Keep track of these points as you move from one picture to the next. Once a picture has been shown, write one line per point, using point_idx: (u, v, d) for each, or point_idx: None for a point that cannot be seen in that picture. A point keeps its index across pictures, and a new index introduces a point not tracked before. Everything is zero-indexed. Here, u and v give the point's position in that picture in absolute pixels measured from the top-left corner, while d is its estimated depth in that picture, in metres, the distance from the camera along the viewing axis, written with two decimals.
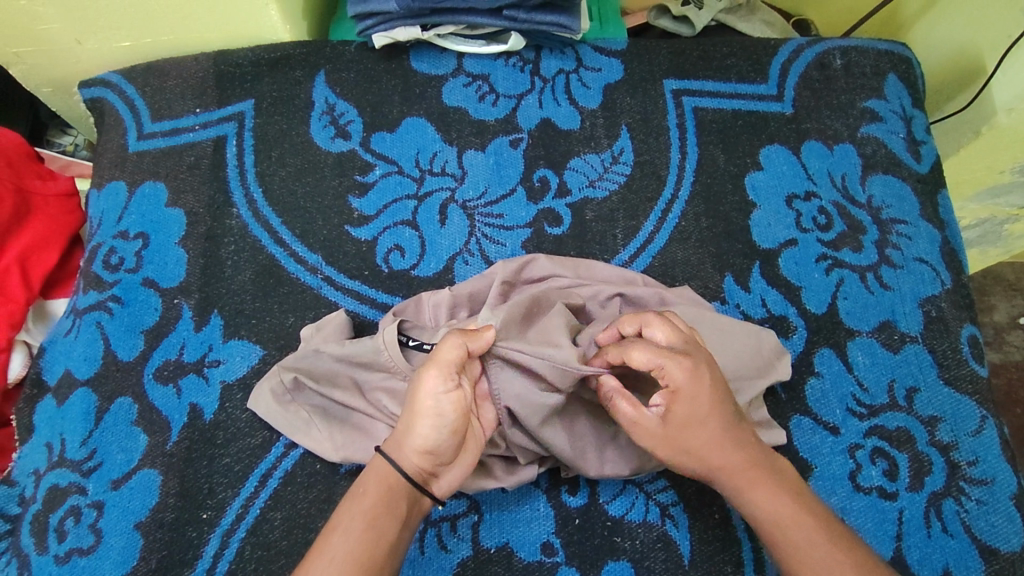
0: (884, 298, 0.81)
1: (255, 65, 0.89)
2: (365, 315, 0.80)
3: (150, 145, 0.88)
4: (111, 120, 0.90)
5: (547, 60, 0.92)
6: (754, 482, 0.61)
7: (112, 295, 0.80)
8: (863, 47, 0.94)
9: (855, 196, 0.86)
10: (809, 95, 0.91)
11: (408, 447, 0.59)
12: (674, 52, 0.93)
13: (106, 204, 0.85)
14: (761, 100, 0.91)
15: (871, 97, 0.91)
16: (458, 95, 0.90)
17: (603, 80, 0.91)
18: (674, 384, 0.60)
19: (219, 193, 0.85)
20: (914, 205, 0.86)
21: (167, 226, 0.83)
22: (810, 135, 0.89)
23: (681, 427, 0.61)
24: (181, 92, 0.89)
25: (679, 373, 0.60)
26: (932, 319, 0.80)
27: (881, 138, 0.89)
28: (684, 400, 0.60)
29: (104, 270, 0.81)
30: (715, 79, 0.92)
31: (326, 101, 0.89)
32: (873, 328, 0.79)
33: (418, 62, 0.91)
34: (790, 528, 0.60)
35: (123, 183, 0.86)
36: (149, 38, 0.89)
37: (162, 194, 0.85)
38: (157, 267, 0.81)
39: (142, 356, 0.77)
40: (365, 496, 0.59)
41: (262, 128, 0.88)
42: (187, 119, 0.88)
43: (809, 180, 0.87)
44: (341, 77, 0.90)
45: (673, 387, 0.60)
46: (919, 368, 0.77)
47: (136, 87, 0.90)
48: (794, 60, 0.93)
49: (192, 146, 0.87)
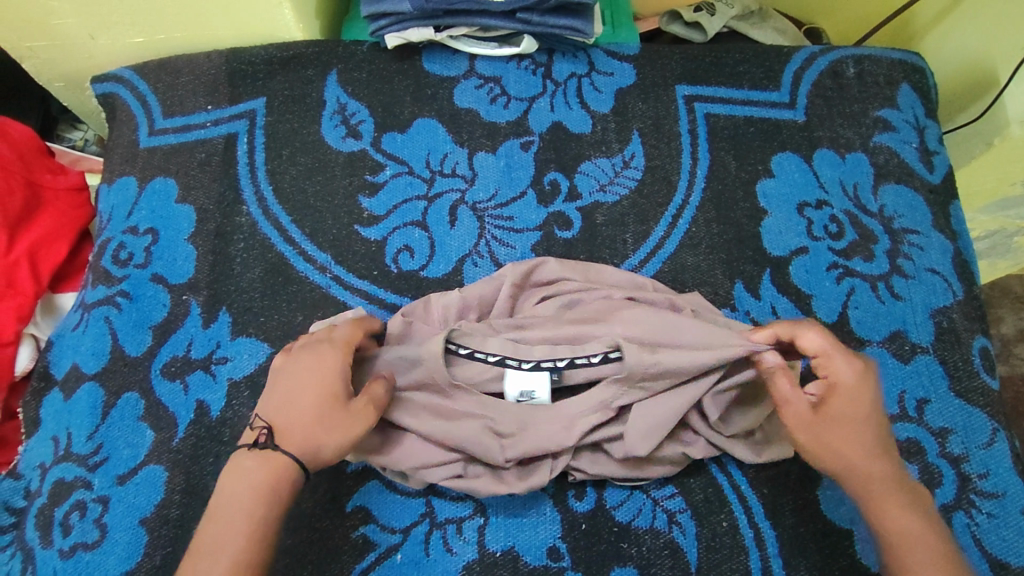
0: (894, 308, 0.80)
1: (268, 63, 0.89)
2: (373, 315, 0.79)
3: (161, 141, 0.88)
4: (123, 116, 0.90)
5: (559, 63, 0.92)
6: (892, 498, 0.60)
7: (121, 290, 0.80)
8: (876, 56, 0.94)
9: (866, 205, 0.86)
10: (821, 103, 0.91)
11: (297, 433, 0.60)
12: (686, 58, 0.93)
13: (116, 199, 0.85)
14: (774, 107, 0.91)
15: (884, 106, 0.91)
16: (470, 97, 0.90)
17: (615, 85, 0.91)
18: (837, 377, 0.62)
19: (229, 190, 0.85)
20: (926, 215, 0.86)
21: (177, 222, 0.83)
22: (822, 143, 0.89)
23: (836, 423, 0.61)
24: (193, 89, 0.89)
25: (846, 368, 0.62)
26: (943, 330, 0.79)
27: (893, 147, 0.89)
28: (842, 395, 0.62)
29: (114, 265, 0.81)
30: (727, 86, 0.92)
31: (338, 100, 0.89)
32: (883, 338, 0.79)
33: (431, 63, 0.91)
34: (924, 549, 0.58)
35: (134, 178, 0.86)
36: (163, 34, 0.89)
37: (173, 189, 0.85)
38: (166, 263, 0.81)
39: (150, 352, 0.77)
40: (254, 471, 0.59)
41: (273, 126, 0.88)
42: (198, 116, 0.89)
43: (821, 189, 0.87)
44: (353, 77, 0.90)
45: (833, 378, 0.62)
46: (930, 380, 0.77)
47: (148, 83, 0.91)
48: (807, 67, 0.93)
49: (203, 143, 0.87)
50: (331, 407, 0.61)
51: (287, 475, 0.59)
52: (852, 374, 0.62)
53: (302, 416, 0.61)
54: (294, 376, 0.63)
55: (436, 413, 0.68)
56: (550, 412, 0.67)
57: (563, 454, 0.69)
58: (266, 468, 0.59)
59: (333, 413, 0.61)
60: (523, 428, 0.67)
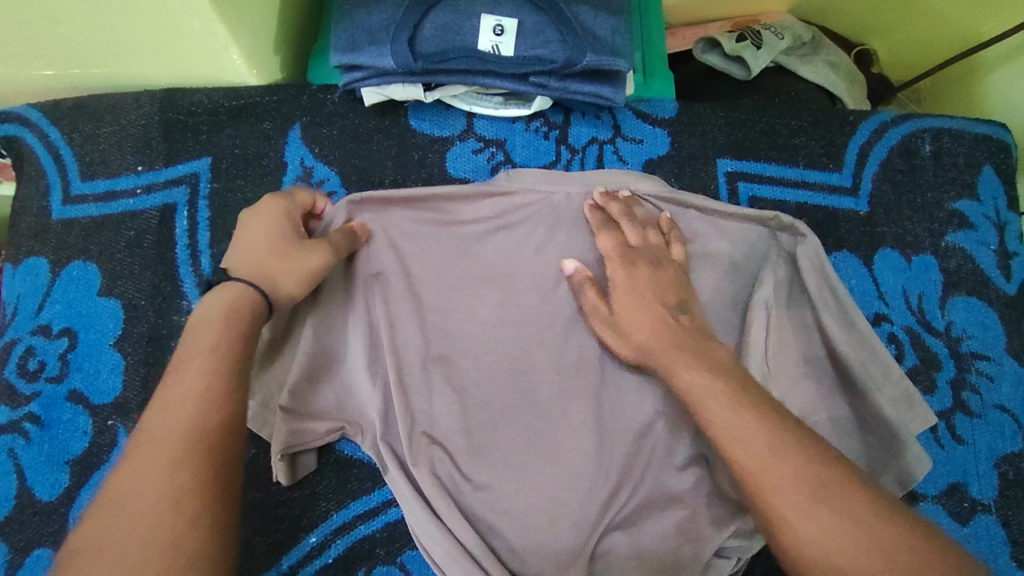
0: (955, 455, 0.69)
1: (213, 113, 0.71)
2: (342, 450, 0.66)
3: (81, 211, 0.70)
4: (31, 172, 0.72)
5: (577, 126, 0.74)
6: (684, 370, 0.55)
7: (29, 412, 0.65)
8: (957, 130, 0.78)
9: (932, 322, 0.73)
10: (889, 189, 0.76)
11: (255, 255, 0.57)
12: (732, 123, 0.77)
13: (22, 287, 0.68)
14: (832, 193, 0.76)
15: (961, 196, 0.76)
16: (466, 164, 0.73)
17: (644, 155, 0.75)
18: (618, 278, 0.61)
19: (166, 279, 0.69)
20: (999, 336, 0.73)
21: (101, 322, 0.67)
22: (886, 242, 0.75)
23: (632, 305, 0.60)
24: (118, 142, 0.71)
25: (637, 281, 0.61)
26: (1009, 483, 0.69)
27: (968, 250, 0.75)
28: (628, 292, 0.60)
29: (20, 378, 0.65)
30: (779, 162, 0.76)
31: (301, 163, 0.72)
32: (940, 493, 0.68)
33: (420, 120, 0.73)
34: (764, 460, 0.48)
35: (46, 259, 0.69)
36: (79, 68, 0.68)
37: (96, 277, 0.68)
38: (86, 377, 0.66)
39: (67, 497, 0.63)
40: (207, 333, 0.51)
41: (220, 196, 0.71)
42: (126, 179, 0.71)
43: (881, 300, 0.73)
44: (321, 133, 0.72)
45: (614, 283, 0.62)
46: (990, 547, 0.67)
47: (62, 130, 0.72)
48: (874, 142, 0.77)
49: (133, 215, 0.70)
50: (289, 245, 0.58)
51: (246, 308, 0.54)
52: (633, 275, 0.61)
53: (277, 245, 0.57)
54: (252, 228, 0.58)
55: (468, 382, 0.63)
56: (574, 402, 0.63)
57: (512, 449, 0.62)
58: (231, 304, 0.53)
59: (317, 273, 0.58)
60: (517, 434, 0.62)
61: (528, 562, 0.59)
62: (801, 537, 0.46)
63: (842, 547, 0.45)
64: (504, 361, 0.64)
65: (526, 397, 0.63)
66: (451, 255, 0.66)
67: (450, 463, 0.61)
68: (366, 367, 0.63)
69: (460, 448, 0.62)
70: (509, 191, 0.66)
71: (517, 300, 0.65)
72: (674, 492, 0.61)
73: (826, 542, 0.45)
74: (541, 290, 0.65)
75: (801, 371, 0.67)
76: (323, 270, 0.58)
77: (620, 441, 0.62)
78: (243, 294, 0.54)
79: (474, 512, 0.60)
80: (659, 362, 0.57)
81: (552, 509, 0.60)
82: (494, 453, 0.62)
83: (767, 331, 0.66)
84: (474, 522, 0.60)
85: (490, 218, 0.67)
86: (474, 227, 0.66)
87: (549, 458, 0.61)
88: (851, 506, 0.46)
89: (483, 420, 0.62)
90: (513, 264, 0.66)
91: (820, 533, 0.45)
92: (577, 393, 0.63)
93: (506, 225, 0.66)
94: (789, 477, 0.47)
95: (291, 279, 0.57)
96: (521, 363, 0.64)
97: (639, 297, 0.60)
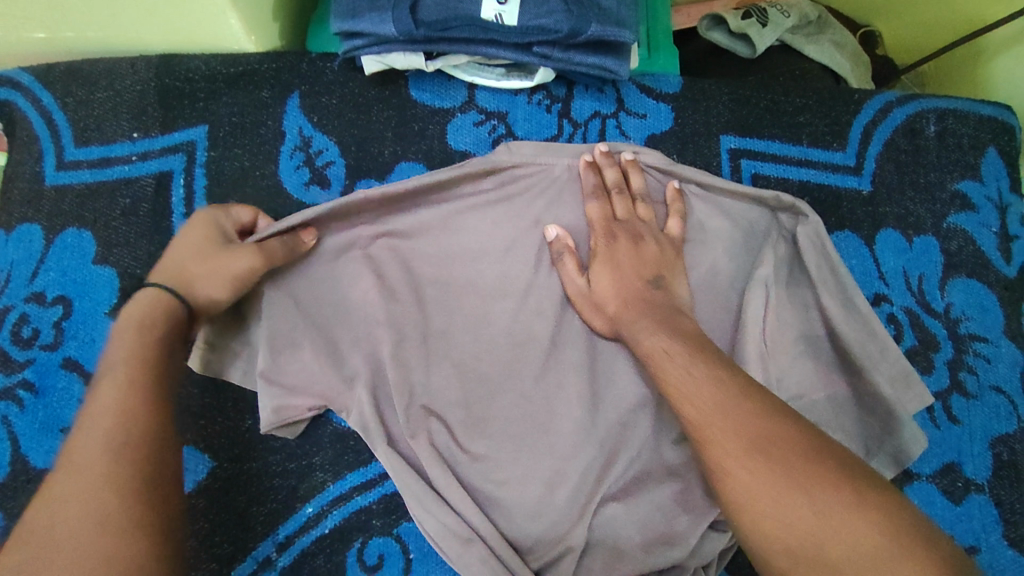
0: (950, 435, 0.70)
1: (210, 80, 0.70)
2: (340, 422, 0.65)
3: (75, 178, 0.69)
4: (24, 137, 0.70)
5: (580, 100, 0.74)
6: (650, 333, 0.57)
7: (24, 379, 0.64)
8: (962, 110, 0.77)
9: (931, 303, 0.73)
10: (892, 170, 0.76)
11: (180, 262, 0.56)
12: (736, 100, 0.76)
13: (15, 254, 0.68)
14: (835, 172, 0.75)
15: (964, 177, 0.76)
16: (467, 136, 0.72)
17: (647, 131, 0.74)
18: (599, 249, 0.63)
19: (161, 248, 0.68)
20: (998, 318, 0.73)
21: (96, 290, 0.66)
22: (888, 222, 0.74)
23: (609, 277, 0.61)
24: (112, 108, 0.70)
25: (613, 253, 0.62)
26: (1003, 463, 0.69)
27: (969, 231, 0.75)
28: (604, 262, 0.62)
29: (14, 346, 0.65)
30: (783, 140, 0.75)
31: (300, 133, 0.71)
32: (934, 472, 0.69)
33: (420, 91, 0.72)
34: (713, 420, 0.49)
35: (39, 226, 0.68)
36: (72, 32, 0.66)
37: (90, 245, 0.68)
38: (81, 345, 0.65)
39: None
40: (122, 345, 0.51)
41: (217, 164, 0.70)
42: (121, 146, 0.70)
43: (881, 280, 0.73)
44: (319, 103, 0.71)
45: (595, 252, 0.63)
46: (982, 525, 0.68)
47: (55, 95, 0.70)
48: (879, 121, 0.77)
49: (128, 183, 0.69)
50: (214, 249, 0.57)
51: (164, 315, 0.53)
52: (611, 245, 0.62)
53: (197, 257, 0.56)
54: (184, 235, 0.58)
55: (466, 355, 0.63)
56: (573, 376, 0.62)
57: (511, 422, 0.62)
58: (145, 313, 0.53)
59: (240, 277, 0.57)
60: (515, 407, 0.62)
61: (527, 529, 0.60)
62: (740, 502, 0.45)
63: (769, 494, 0.44)
64: (503, 334, 0.63)
65: (526, 371, 0.63)
66: (450, 228, 0.65)
67: (447, 435, 0.62)
68: (365, 340, 0.62)
69: (457, 421, 0.62)
70: (511, 165, 0.65)
71: (517, 274, 0.64)
72: (671, 467, 0.61)
73: (759, 491, 0.44)
74: (539, 264, 0.65)
75: (799, 350, 0.67)
76: (248, 272, 0.57)
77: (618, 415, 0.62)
78: (160, 300, 0.54)
79: (471, 482, 0.61)
80: (632, 331, 0.58)
81: (548, 482, 0.60)
82: (492, 425, 0.62)
83: (766, 309, 0.65)
84: (471, 493, 0.61)
85: (491, 191, 0.65)
86: (472, 200, 0.65)
87: (546, 431, 0.61)
88: (783, 453, 0.45)
89: (482, 393, 0.62)
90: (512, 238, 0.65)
91: (752, 480, 0.45)
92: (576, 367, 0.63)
93: (505, 199, 0.65)
94: (737, 449, 0.46)
95: (214, 287, 0.56)
96: (521, 336, 0.63)
97: (615, 264, 0.62)
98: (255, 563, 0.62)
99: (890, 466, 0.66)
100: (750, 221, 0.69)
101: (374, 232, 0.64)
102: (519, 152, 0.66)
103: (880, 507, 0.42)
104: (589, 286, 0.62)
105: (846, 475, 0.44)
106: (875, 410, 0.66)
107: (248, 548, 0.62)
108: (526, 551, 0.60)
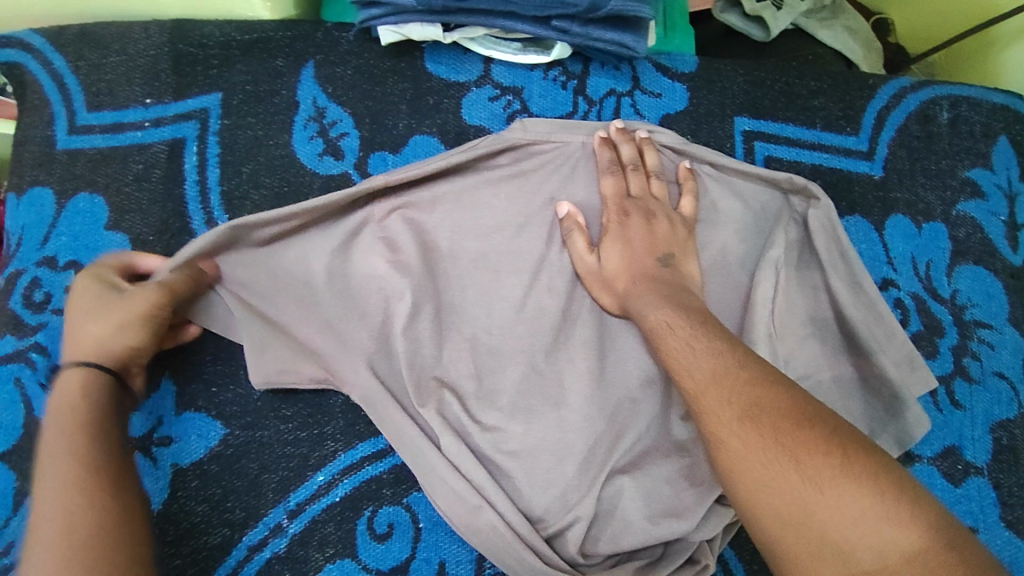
0: (952, 419, 0.71)
1: (224, 47, 0.70)
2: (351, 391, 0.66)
3: (87, 143, 0.69)
4: (34, 100, 0.70)
5: (596, 77, 0.73)
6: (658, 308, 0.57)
7: (36, 343, 0.64)
8: (975, 98, 0.78)
9: (938, 290, 0.74)
10: (904, 155, 0.76)
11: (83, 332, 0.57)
12: (751, 82, 0.76)
13: (27, 217, 0.67)
14: (848, 156, 0.75)
15: (975, 165, 0.76)
16: (481, 111, 0.72)
17: (662, 110, 0.74)
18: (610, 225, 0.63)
19: (174, 215, 0.68)
20: (1003, 305, 0.74)
21: (108, 255, 0.66)
22: (898, 208, 0.75)
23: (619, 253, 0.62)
24: (124, 73, 0.69)
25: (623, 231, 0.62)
26: (1002, 448, 0.71)
27: (978, 219, 0.75)
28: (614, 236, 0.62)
29: (26, 309, 0.65)
30: (797, 123, 0.75)
31: (314, 103, 0.70)
32: (935, 454, 0.70)
33: (436, 63, 0.72)
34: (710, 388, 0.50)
35: (51, 190, 0.68)
36: None
37: (102, 210, 0.67)
38: None
39: None
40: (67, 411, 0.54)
41: (230, 133, 0.69)
42: (133, 112, 0.69)
43: (889, 265, 0.73)
44: (333, 73, 0.71)
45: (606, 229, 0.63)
46: (981, 507, 0.69)
47: (67, 59, 0.70)
48: (892, 107, 0.77)
49: (140, 149, 0.69)
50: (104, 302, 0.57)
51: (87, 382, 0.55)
52: (622, 221, 0.62)
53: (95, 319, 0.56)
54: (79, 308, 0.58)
55: (479, 328, 0.63)
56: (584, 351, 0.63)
57: (522, 395, 0.62)
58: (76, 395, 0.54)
59: (144, 314, 0.57)
60: (526, 380, 0.63)
61: (537, 500, 0.61)
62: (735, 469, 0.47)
63: (759, 461, 0.45)
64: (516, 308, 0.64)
65: (537, 346, 0.63)
66: (463, 201, 0.65)
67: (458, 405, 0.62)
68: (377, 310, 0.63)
69: (467, 393, 0.63)
70: (522, 140, 0.66)
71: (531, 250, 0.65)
72: (678, 442, 0.62)
73: (748, 456, 0.46)
74: (551, 239, 0.65)
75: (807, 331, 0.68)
76: (153, 310, 0.57)
77: (627, 392, 0.63)
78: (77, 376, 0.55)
79: (483, 452, 0.62)
80: (641, 307, 0.58)
81: (557, 455, 0.61)
82: (504, 399, 0.62)
83: (776, 290, 0.66)
84: (482, 463, 0.61)
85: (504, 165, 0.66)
86: (486, 174, 0.66)
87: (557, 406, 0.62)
88: (774, 421, 0.46)
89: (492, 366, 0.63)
90: (525, 211, 0.65)
91: (743, 447, 0.46)
92: (587, 343, 0.63)
93: (517, 172, 0.66)
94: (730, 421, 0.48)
95: (123, 334, 0.56)
96: (533, 312, 0.64)
97: (626, 241, 0.62)
98: (265, 530, 0.63)
99: (895, 447, 0.67)
100: (761, 202, 0.69)
101: (386, 208, 0.64)
102: (532, 128, 0.67)
103: (870, 472, 0.43)
104: (599, 263, 0.62)
105: (837, 441, 0.44)
106: (881, 392, 0.67)
107: (259, 514, 0.63)
108: (536, 521, 0.61)
